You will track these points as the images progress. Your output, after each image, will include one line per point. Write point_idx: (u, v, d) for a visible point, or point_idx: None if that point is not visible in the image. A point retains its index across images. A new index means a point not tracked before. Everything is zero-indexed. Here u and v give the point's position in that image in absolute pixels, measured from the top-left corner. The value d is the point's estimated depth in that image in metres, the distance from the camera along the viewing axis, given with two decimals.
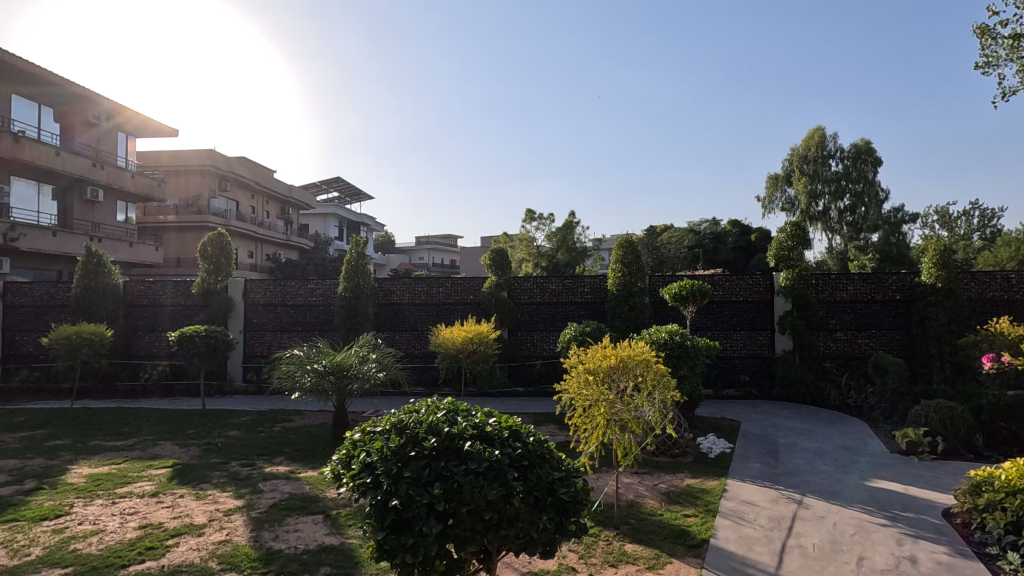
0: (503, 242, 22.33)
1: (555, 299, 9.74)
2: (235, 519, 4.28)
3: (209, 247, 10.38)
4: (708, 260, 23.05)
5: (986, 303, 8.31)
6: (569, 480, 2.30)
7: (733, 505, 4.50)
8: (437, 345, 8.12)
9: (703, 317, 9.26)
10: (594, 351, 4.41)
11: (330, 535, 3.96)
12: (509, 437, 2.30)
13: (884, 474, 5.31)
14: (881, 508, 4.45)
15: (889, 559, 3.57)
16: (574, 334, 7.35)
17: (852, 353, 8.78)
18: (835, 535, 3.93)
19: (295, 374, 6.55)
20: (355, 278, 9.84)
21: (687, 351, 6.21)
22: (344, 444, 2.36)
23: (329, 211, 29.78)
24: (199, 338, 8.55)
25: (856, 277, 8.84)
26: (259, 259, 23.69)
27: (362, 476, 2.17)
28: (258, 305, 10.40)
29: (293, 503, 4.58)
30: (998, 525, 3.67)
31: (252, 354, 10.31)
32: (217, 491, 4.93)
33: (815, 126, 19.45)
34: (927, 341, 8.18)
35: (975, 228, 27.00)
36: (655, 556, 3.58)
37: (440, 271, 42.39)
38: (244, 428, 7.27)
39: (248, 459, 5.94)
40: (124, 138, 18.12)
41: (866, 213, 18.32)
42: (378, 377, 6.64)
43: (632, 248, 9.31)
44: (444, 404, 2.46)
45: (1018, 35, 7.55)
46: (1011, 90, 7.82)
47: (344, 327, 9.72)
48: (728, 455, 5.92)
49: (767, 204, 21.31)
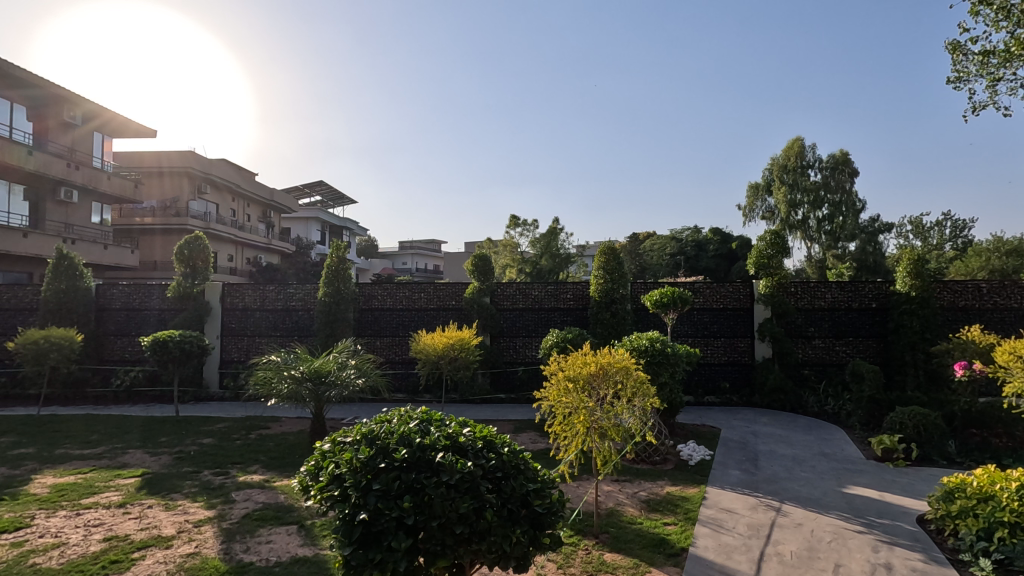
0: (487, 248, 22.38)
1: (538, 305, 9.73)
2: (206, 530, 4.16)
3: (185, 250, 10.13)
4: (690, 268, 23.27)
5: (958, 312, 8.50)
6: (544, 491, 2.26)
7: (712, 513, 4.50)
8: (418, 351, 8.02)
9: (683, 324, 9.31)
10: (574, 358, 4.40)
11: (304, 546, 3.86)
12: (482, 448, 2.25)
13: (861, 481, 5.36)
14: (857, 515, 4.48)
15: (865, 566, 3.59)
16: (556, 341, 7.32)
17: (830, 360, 8.90)
18: (812, 542, 3.95)
19: (272, 381, 6.39)
20: (336, 282, 9.71)
21: (667, 358, 6.22)
22: (313, 454, 2.29)
23: (311, 215, 29.47)
24: (173, 343, 8.34)
25: (834, 285, 8.97)
26: (240, 263, 23.31)
27: (330, 489, 2.10)
28: (236, 310, 10.21)
29: (266, 513, 4.47)
30: (971, 532, 3.70)
31: (228, 360, 10.12)
32: (188, 501, 4.79)
33: (794, 136, 19.77)
34: (902, 348, 8.31)
35: (947, 238, 27.57)
36: (634, 565, 3.54)
37: (424, 277, 42.12)
38: (218, 436, 7.10)
39: (222, 467, 5.80)
40: (102, 138, 17.69)
41: (843, 222, 18.68)
42: (357, 384, 6.53)
43: (615, 255, 9.34)
44: (417, 413, 2.41)
45: (988, 52, 7.76)
46: (981, 104, 8.04)
47: (324, 333, 9.57)
48: (707, 463, 5.93)
49: (747, 212, 21.59)
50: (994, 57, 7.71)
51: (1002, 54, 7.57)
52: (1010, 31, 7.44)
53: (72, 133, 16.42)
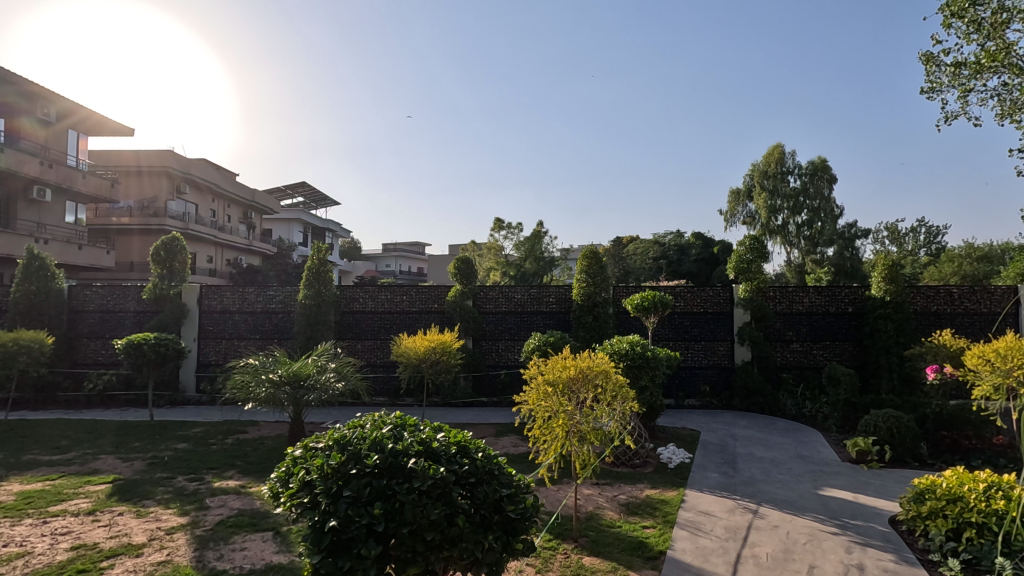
0: (472, 251, 22.39)
1: (521, 308, 9.73)
2: (178, 537, 4.07)
3: (162, 250, 9.99)
4: (672, 272, 23.47)
5: (930, 316, 8.70)
6: (518, 496, 2.25)
7: (691, 515, 4.54)
8: (399, 354, 7.95)
9: (665, 328, 9.40)
10: (553, 362, 4.41)
11: (279, 553, 3.79)
12: (455, 454, 2.24)
13: (836, 483, 5.44)
14: (832, 516, 4.55)
15: (838, 567, 3.64)
16: (537, 344, 7.32)
17: (807, 363, 9.04)
18: (787, 544, 4.00)
19: (249, 385, 6.30)
20: (317, 284, 9.59)
21: (647, 361, 6.24)
22: (285, 460, 2.26)
23: (293, 216, 29.11)
24: (148, 347, 8.16)
25: (812, 289, 9.12)
26: (220, 264, 22.96)
27: (300, 496, 2.07)
28: (215, 312, 10.05)
29: (242, 519, 4.38)
30: (940, 533, 3.78)
31: (206, 363, 9.94)
32: (160, 508, 4.68)
33: (774, 143, 20.06)
34: (877, 351, 8.46)
35: (921, 244, 28.17)
36: (612, 569, 3.55)
37: (407, 279, 41.84)
38: (194, 441, 6.96)
39: (197, 473, 5.68)
40: (77, 136, 17.29)
41: (822, 228, 19.03)
42: (337, 388, 6.45)
43: (597, 259, 9.39)
44: (391, 418, 2.41)
45: (959, 63, 7.99)
46: (953, 114, 8.28)
47: (304, 336, 9.45)
48: (687, 466, 5.99)
49: (728, 217, 21.84)
50: (966, 69, 7.94)
51: (973, 66, 7.79)
52: (979, 44, 7.69)
53: (46, 131, 16.04)
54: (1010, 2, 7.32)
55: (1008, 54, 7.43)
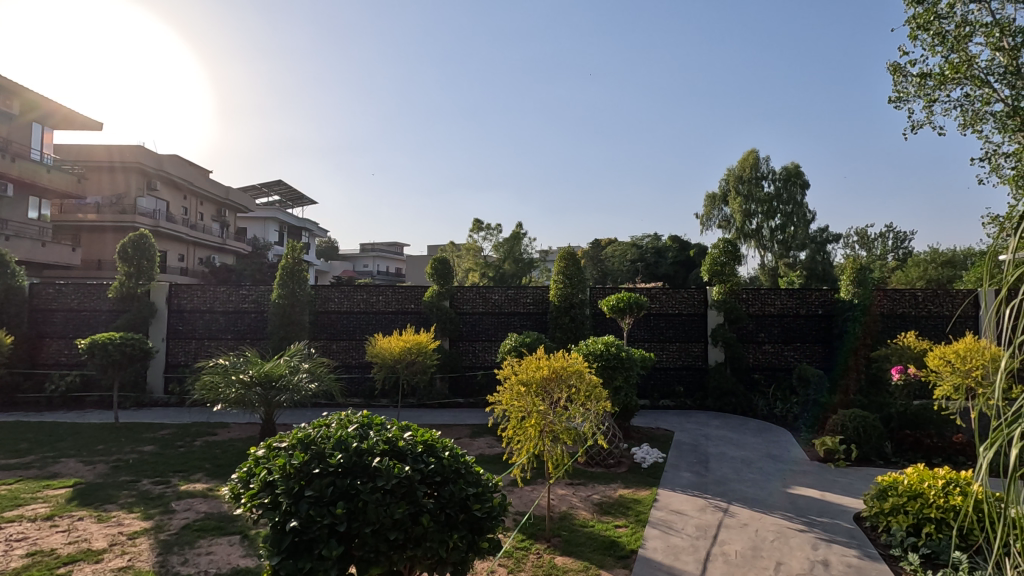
0: (450, 252, 22.31)
1: (498, 309, 9.72)
2: (141, 542, 3.95)
3: (129, 248, 9.69)
4: (649, 274, 23.70)
5: (896, 319, 8.95)
6: (485, 495, 2.24)
7: (663, 514, 4.58)
8: (374, 355, 7.87)
9: (640, 329, 9.50)
10: (527, 362, 4.41)
11: (246, 557, 3.71)
12: (422, 452, 2.22)
13: (805, 481, 5.55)
14: (800, 514, 4.63)
15: (804, 563, 3.71)
16: (513, 345, 7.31)
17: (779, 365, 9.23)
18: (756, 542, 4.06)
19: (219, 386, 6.15)
20: (291, 283, 9.43)
21: (622, 362, 6.28)
22: (247, 461, 2.22)
23: (269, 215, 28.62)
24: (113, 346, 7.92)
25: (784, 292, 9.30)
26: (191, 263, 22.45)
27: (260, 496, 2.03)
28: (185, 311, 9.81)
29: (208, 523, 4.28)
30: (901, 528, 3.88)
31: (174, 364, 9.69)
32: (123, 512, 4.55)
33: (749, 149, 20.42)
34: (846, 353, 8.67)
35: (890, 249, 28.94)
36: (584, 568, 3.56)
37: (385, 279, 41.45)
38: (161, 444, 6.78)
39: (162, 476, 5.54)
40: (42, 130, 16.72)
41: (795, 232, 19.47)
42: (309, 389, 6.35)
43: (574, 260, 9.43)
44: (358, 417, 2.38)
45: (925, 74, 8.25)
46: (919, 123, 8.55)
47: (277, 336, 9.27)
48: (660, 465, 6.05)
49: (704, 221, 22.12)
50: (931, 80, 8.19)
51: (937, 77, 8.05)
52: (944, 56, 7.94)
53: (9, 124, 15.48)
54: (973, 16, 7.58)
55: (970, 66, 7.69)
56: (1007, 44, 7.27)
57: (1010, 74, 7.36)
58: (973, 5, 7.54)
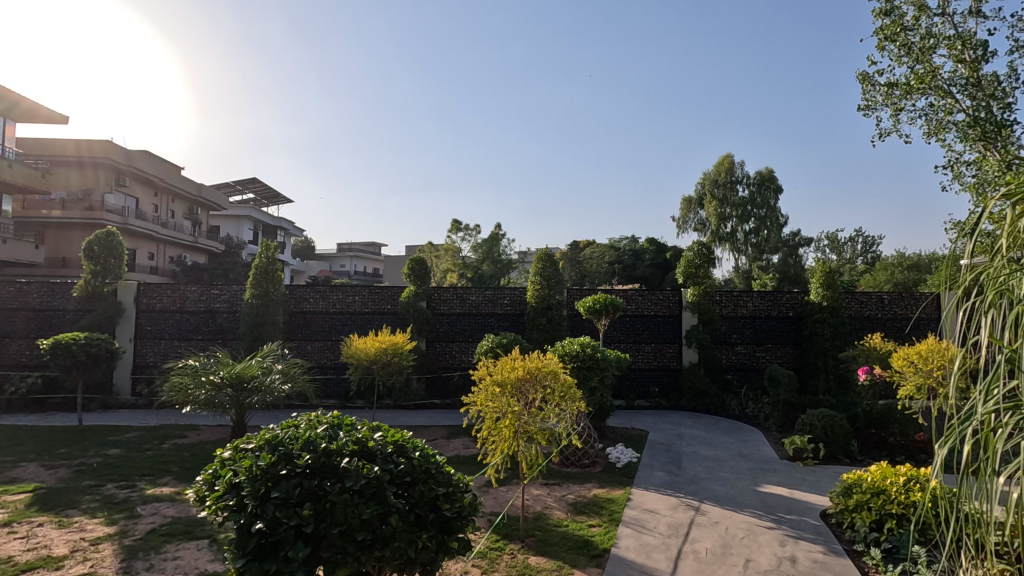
0: (429, 252, 22.21)
1: (475, 310, 9.71)
2: (104, 548, 3.85)
3: (96, 246, 9.41)
4: (626, 276, 23.92)
5: (863, 321, 9.20)
6: (455, 495, 2.24)
7: (636, 514, 4.63)
8: (349, 356, 7.78)
9: (616, 330, 9.59)
10: (502, 363, 4.41)
11: (214, 561, 3.64)
12: (392, 453, 2.21)
13: (774, 480, 5.67)
14: (769, 512, 4.74)
15: (772, 560, 3.79)
16: (489, 346, 7.31)
17: (751, 365, 9.41)
18: (726, 539, 4.13)
19: (188, 388, 6.01)
20: (264, 283, 9.28)
21: (597, 362, 6.32)
22: (212, 463, 2.18)
23: (243, 214, 28.07)
24: (77, 347, 7.69)
25: (756, 294, 9.48)
26: (161, 262, 21.91)
27: (226, 498, 2.00)
28: (154, 311, 9.58)
29: (175, 528, 4.18)
30: (865, 524, 4.00)
31: (142, 365, 9.44)
32: (86, 517, 4.42)
33: (724, 153, 20.76)
34: (815, 354, 8.88)
35: (859, 252, 29.70)
36: (557, 568, 3.58)
37: (361, 280, 40.94)
38: (127, 447, 6.60)
39: (128, 480, 5.39)
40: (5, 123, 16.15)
41: (768, 236, 19.87)
42: (282, 391, 6.25)
43: (551, 262, 9.48)
44: (327, 418, 2.37)
45: (892, 84, 8.50)
46: (886, 131, 8.81)
47: (249, 336, 9.09)
48: (634, 465, 6.12)
49: (680, 224, 22.40)
50: (897, 89, 8.44)
51: (904, 86, 8.31)
52: (909, 66, 8.20)
53: None
54: (937, 28, 7.85)
55: (934, 77, 7.96)
56: (969, 56, 7.55)
57: (971, 85, 7.63)
58: (937, 18, 7.81)
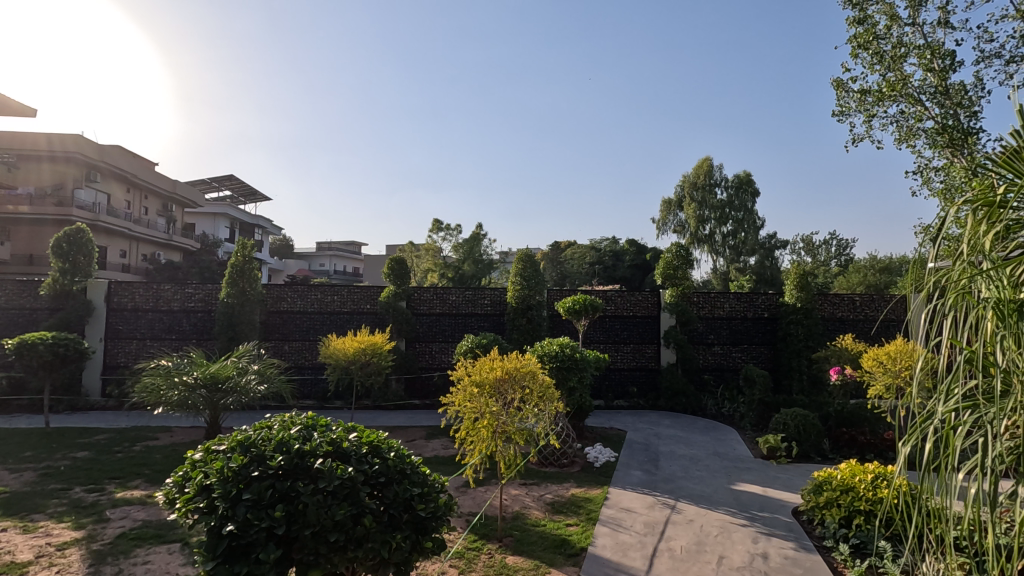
0: (410, 252, 22.09)
1: (455, 310, 9.69)
2: (71, 553, 3.75)
3: (64, 242, 9.12)
4: (607, 276, 24.06)
5: (836, 322, 9.41)
6: (430, 495, 2.24)
7: (612, 513, 4.67)
8: (327, 356, 7.71)
9: (596, 331, 9.65)
10: (481, 363, 4.41)
11: (186, 565, 3.57)
12: (366, 453, 2.21)
13: (748, 478, 5.78)
14: (743, 509, 4.82)
15: (745, 557, 3.86)
16: (469, 346, 7.31)
17: (727, 366, 9.56)
18: (701, 537, 4.20)
19: (160, 389, 5.89)
20: (240, 282, 9.11)
21: (576, 362, 6.36)
22: (183, 465, 2.15)
23: (219, 211, 27.55)
24: (44, 347, 7.48)
25: (732, 296, 9.64)
26: (134, 259, 21.40)
27: (196, 501, 1.98)
28: (125, 310, 9.37)
29: (146, 531, 4.09)
30: (834, 521, 4.09)
31: (113, 365, 9.22)
32: (51, 521, 4.30)
33: (703, 156, 21.03)
34: (789, 354, 9.06)
35: (833, 255, 30.34)
36: (534, 567, 3.60)
37: (341, 279, 40.53)
38: (96, 449, 6.44)
39: (97, 483, 5.26)
40: None
41: (745, 238, 20.21)
42: (258, 391, 6.16)
43: (531, 262, 9.50)
44: (302, 419, 2.35)
45: (864, 91, 8.72)
46: (859, 137, 9.03)
47: (224, 336, 8.93)
48: (612, 464, 6.17)
49: (660, 225, 22.61)
50: (870, 96, 8.66)
51: (876, 93, 8.52)
52: (881, 74, 8.40)
53: None
54: (908, 38, 8.07)
55: (905, 84, 8.18)
56: (938, 65, 7.78)
57: (940, 94, 7.85)
58: (908, 28, 8.02)
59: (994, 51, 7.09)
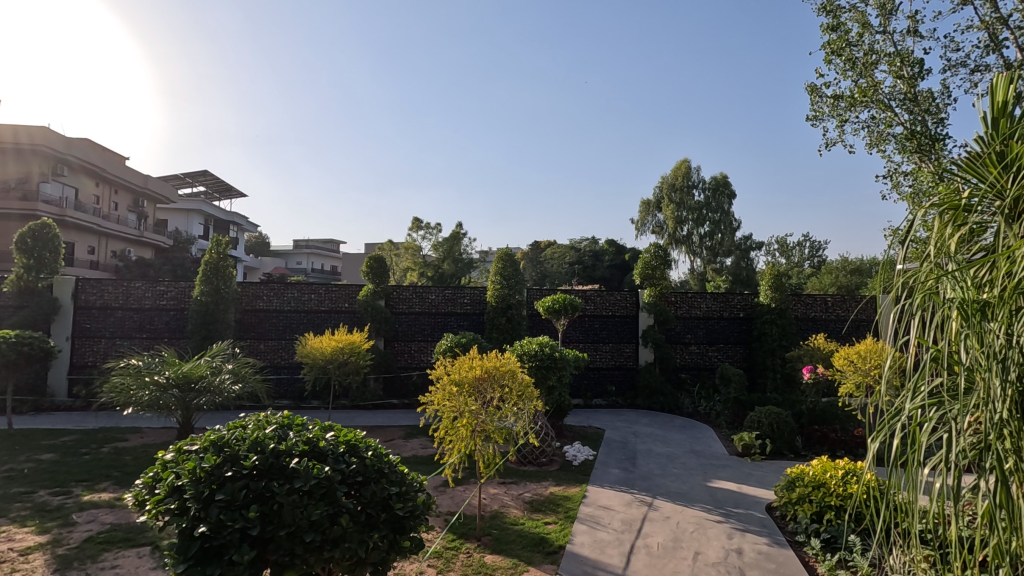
0: (389, 250, 21.91)
1: (434, 309, 9.65)
2: (35, 558, 3.63)
3: (28, 238, 8.80)
4: (586, 276, 24.18)
5: (809, 322, 9.62)
6: (408, 494, 2.22)
7: (590, 510, 4.70)
8: (304, 355, 7.59)
9: (575, 330, 9.71)
10: (460, 362, 4.40)
11: (156, 569, 3.49)
12: (344, 452, 2.18)
13: (723, 475, 5.87)
14: (718, 506, 4.90)
15: (720, 552, 3.93)
16: (448, 345, 7.27)
17: (703, 365, 9.70)
18: (677, 534, 4.26)
19: (131, 389, 5.74)
20: (215, 281, 8.92)
21: (556, 362, 6.38)
22: (153, 465, 2.10)
23: (193, 207, 26.95)
24: (7, 345, 7.23)
25: (708, 296, 9.78)
26: (103, 257, 20.80)
27: (167, 502, 1.94)
28: (94, 307, 9.11)
29: (114, 535, 3.99)
30: (806, 516, 4.19)
31: (81, 364, 8.96)
32: (14, 526, 4.16)
33: (681, 158, 21.31)
34: (763, 354, 9.23)
35: (805, 257, 31.03)
36: (512, 565, 3.61)
37: (319, 278, 39.99)
38: (62, 451, 6.25)
39: (63, 486, 5.11)
40: None
41: (722, 239, 20.52)
42: (232, 391, 6.04)
43: (511, 261, 9.50)
44: (278, 418, 2.32)
45: (838, 96, 8.92)
46: (832, 141, 9.24)
47: (197, 335, 8.74)
48: (590, 463, 6.20)
49: (639, 226, 22.81)
50: (843, 101, 8.86)
51: (849, 99, 8.72)
52: (854, 80, 8.60)
53: None
54: (879, 45, 8.29)
55: (876, 91, 8.39)
56: (907, 73, 8.02)
57: (909, 101, 8.08)
58: (879, 35, 8.24)
59: (960, 60, 7.33)
